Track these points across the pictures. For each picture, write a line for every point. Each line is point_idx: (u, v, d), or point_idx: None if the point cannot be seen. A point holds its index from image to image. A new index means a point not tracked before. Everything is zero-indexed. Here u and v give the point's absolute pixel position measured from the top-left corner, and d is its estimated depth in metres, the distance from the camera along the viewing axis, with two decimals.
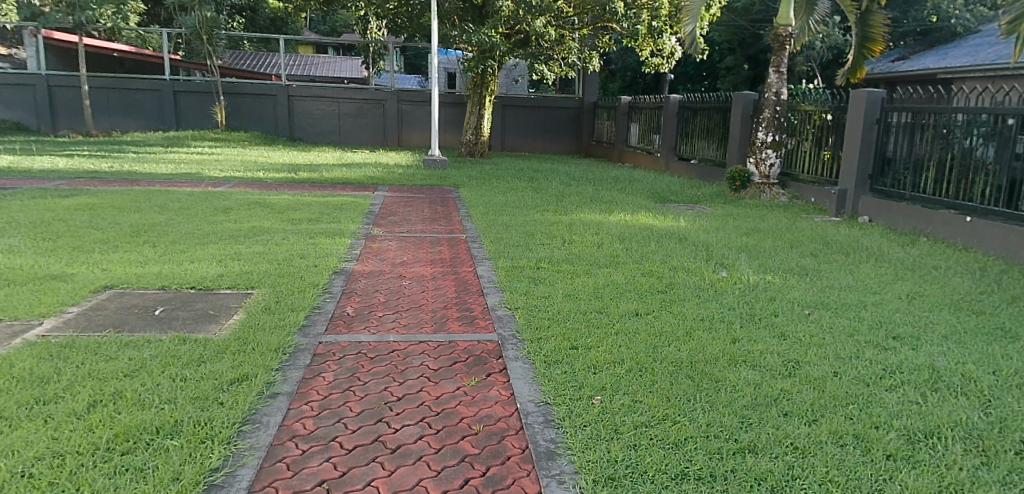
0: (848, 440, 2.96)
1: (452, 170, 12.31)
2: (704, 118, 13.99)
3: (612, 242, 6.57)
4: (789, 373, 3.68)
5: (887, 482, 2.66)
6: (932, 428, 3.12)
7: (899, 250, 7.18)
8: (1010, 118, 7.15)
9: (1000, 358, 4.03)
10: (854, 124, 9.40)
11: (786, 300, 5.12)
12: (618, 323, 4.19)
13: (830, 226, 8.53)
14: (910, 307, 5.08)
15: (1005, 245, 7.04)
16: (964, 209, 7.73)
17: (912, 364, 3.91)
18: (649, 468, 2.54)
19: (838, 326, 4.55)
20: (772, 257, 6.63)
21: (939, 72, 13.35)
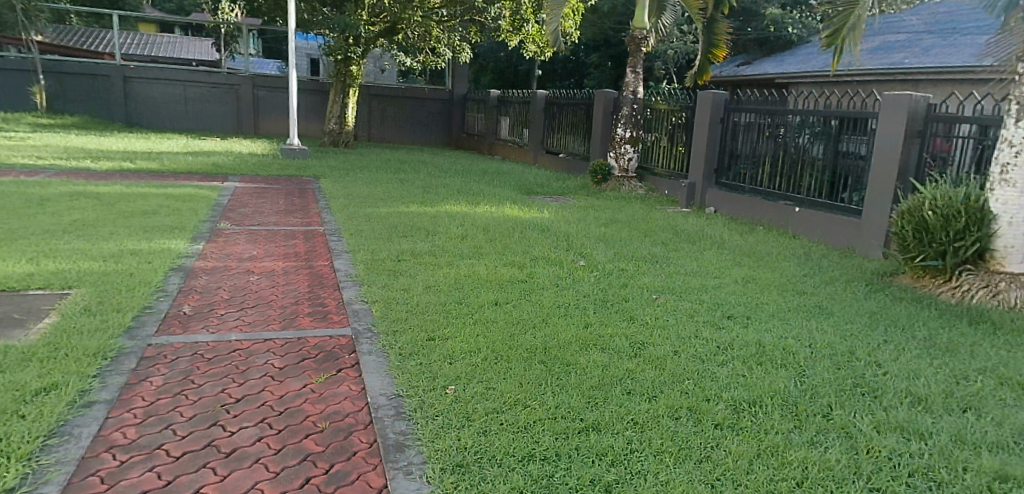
0: (682, 413, 3.20)
1: (312, 160, 11.84)
2: (569, 114, 14.48)
3: (476, 234, 6.63)
4: (634, 353, 3.91)
5: (713, 448, 2.91)
6: (755, 398, 3.45)
7: (737, 238, 7.85)
8: (831, 120, 8.01)
9: (815, 332, 4.54)
10: (702, 122, 10.14)
11: (637, 286, 5.43)
12: (478, 313, 4.24)
13: (680, 217, 9.15)
14: (744, 290, 5.57)
15: (825, 232, 7.92)
16: (793, 200, 8.59)
17: (743, 340, 4.30)
18: (498, 453, 2.61)
19: (681, 309, 4.90)
20: (627, 246, 7.01)
21: (778, 77, 14.65)
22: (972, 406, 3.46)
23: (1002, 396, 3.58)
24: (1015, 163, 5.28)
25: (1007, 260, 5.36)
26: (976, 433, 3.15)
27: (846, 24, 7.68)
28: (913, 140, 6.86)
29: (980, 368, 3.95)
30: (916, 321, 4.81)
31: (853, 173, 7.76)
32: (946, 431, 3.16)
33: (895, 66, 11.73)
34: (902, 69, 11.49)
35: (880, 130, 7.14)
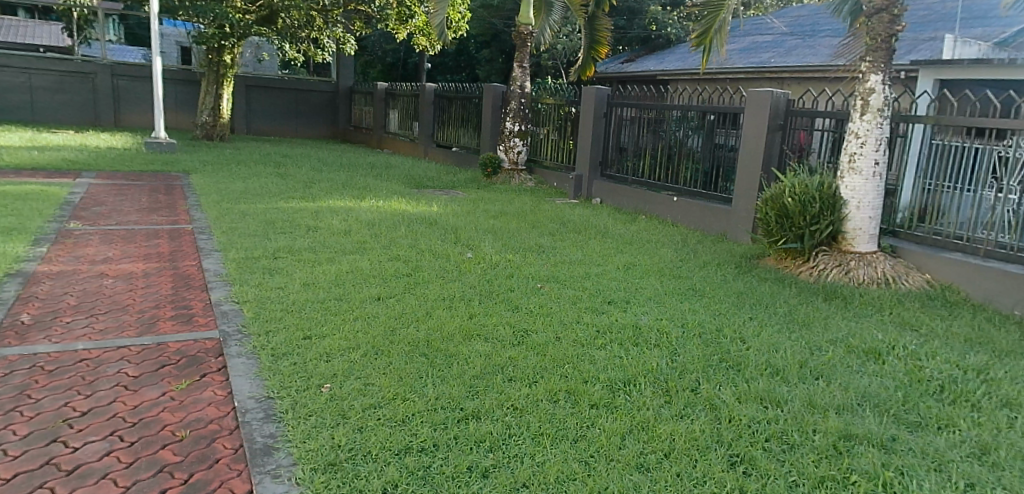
0: (561, 396, 3.29)
1: (182, 154, 11.10)
2: (458, 107, 14.47)
3: (360, 229, 6.47)
4: (517, 342, 3.98)
5: (589, 427, 3.02)
6: (630, 377, 3.60)
7: (620, 227, 8.16)
8: (704, 114, 8.48)
9: (687, 313, 4.80)
10: (587, 116, 10.44)
11: (523, 276, 5.51)
12: (358, 308, 4.15)
13: (567, 208, 9.39)
14: (625, 276, 5.80)
15: (701, 220, 8.38)
16: (672, 190, 9.02)
17: (620, 323, 4.49)
18: (373, 447, 2.58)
19: (564, 296, 5.03)
20: (514, 237, 7.10)
21: (658, 74, 15.33)
22: (823, 374, 3.78)
23: (849, 363, 3.93)
24: (861, 152, 5.84)
25: (856, 241, 5.90)
26: (825, 398, 3.43)
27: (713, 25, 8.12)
28: (776, 133, 7.38)
29: (831, 339, 4.32)
30: (778, 300, 5.19)
31: (725, 164, 8.26)
32: (799, 398, 3.43)
33: (762, 65, 12.60)
34: (768, 68, 12.36)
35: (746, 124, 7.63)
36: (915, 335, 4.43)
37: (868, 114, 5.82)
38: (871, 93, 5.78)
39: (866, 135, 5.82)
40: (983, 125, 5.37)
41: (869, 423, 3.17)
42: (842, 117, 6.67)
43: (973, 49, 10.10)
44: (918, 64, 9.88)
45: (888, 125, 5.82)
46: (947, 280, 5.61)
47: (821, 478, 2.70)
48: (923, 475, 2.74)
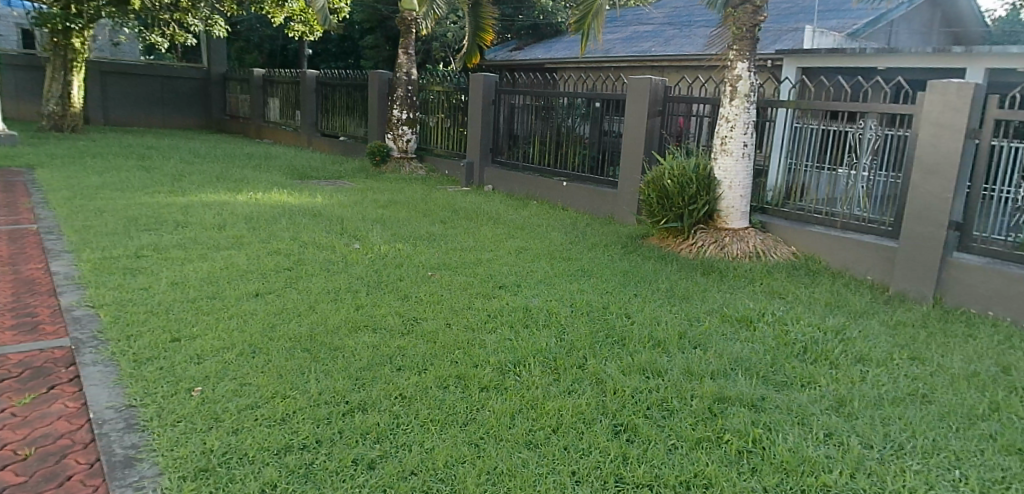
0: (450, 381, 3.27)
1: (27, 148, 10.03)
2: (342, 95, 14.02)
3: (235, 223, 6.12)
4: (406, 330, 3.92)
5: (478, 410, 3.02)
6: (519, 358, 3.63)
7: (511, 212, 8.23)
8: (589, 100, 8.69)
9: (576, 293, 4.90)
10: (475, 103, 10.44)
11: (413, 265, 5.43)
12: (234, 306, 3.92)
13: (458, 195, 9.35)
14: (515, 260, 5.85)
15: (588, 203, 8.58)
16: (561, 175, 9.17)
17: (511, 306, 4.51)
18: (250, 449, 2.48)
19: (455, 283, 4.99)
20: (404, 226, 6.98)
21: (546, 63, 15.54)
22: (700, 343, 3.99)
23: (723, 331, 4.18)
24: (731, 135, 6.22)
25: (730, 218, 6.28)
26: (702, 365, 3.62)
27: (592, 13, 8.32)
28: (655, 118, 7.68)
29: (708, 310, 4.58)
30: (660, 276, 5.41)
31: (611, 149, 8.52)
32: (678, 367, 3.60)
33: (643, 53, 13.07)
34: (648, 57, 12.84)
35: (627, 110, 7.89)
36: (782, 302, 4.78)
37: (736, 100, 6.19)
38: (738, 79, 6.15)
39: (735, 119, 6.20)
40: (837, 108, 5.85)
41: (741, 385, 3.38)
42: (714, 102, 7.06)
43: (828, 40, 10.98)
44: (782, 53, 10.60)
45: (754, 109, 6.22)
46: (810, 251, 6.10)
47: (697, 439, 2.85)
48: (788, 429, 2.96)
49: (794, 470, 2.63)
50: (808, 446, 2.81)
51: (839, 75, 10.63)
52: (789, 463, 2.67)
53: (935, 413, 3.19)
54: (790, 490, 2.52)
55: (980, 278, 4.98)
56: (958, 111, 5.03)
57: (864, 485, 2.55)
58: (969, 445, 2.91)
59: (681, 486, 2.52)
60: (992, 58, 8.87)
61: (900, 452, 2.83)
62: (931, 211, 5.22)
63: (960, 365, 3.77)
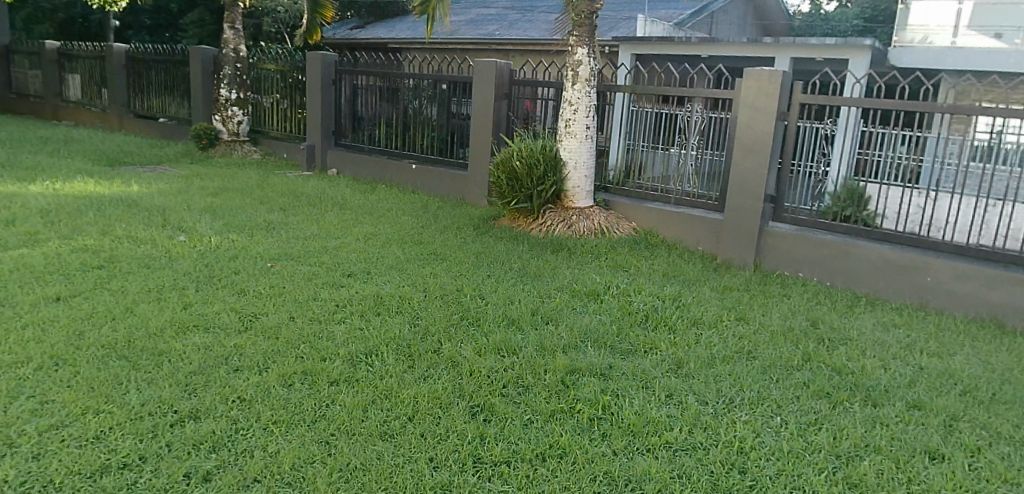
0: (296, 378, 3.07)
1: None
2: (160, 72, 12.71)
3: (28, 218, 5.32)
4: (244, 327, 3.62)
5: (328, 406, 2.86)
6: (371, 348, 3.48)
7: (357, 197, 7.93)
8: (434, 82, 8.56)
9: (428, 277, 4.80)
10: (313, 83, 9.91)
11: (249, 257, 5.04)
12: (28, 315, 3.41)
13: (299, 181, 8.85)
14: (363, 246, 5.63)
15: (438, 185, 8.48)
16: (409, 158, 8.97)
17: (360, 295, 4.32)
18: (56, 475, 2.19)
19: (298, 273, 4.70)
20: (238, 215, 6.46)
21: (390, 43, 15.09)
22: (552, 318, 4.07)
23: (573, 306, 4.30)
24: (575, 118, 6.41)
25: (577, 197, 6.49)
26: (554, 340, 3.70)
27: None
28: (502, 101, 7.72)
29: (559, 286, 4.68)
30: (512, 256, 5.44)
31: (459, 131, 8.46)
32: (531, 344, 3.64)
33: (488, 36, 13.10)
34: (493, 40, 12.90)
35: (474, 92, 7.85)
36: (626, 276, 5.01)
37: (578, 84, 6.38)
38: (579, 64, 6.34)
39: (577, 103, 6.39)
40: (669, 92, 6.23)
41: (590, 356, 3.49)
42: (557, 85, 7.23)
43: (659, 28, 11.66)
44: (618, 40, 11.07)
45: (595, 93, 6.45)
46: (648, 225, 6.45)
47: (551, 412, 2.90)
48: (634, 394, 3.10)
49: (642, 432, 2.76)
50: (653, 408, 2.96)
51: (669, 62, 11.36)
52: (636, 426, 2.80)
53: (759, 367, 3.51)
54: (637, 450, 2.64)
55: (853, 264, 5.31)
56: (770, 96, 5.56)
57: (702, 439, 2.73)
58: (787, 393, 3.23)
59: (538, 458, 2.55)
60: (794, 49, 9.92)
61: (731, 405, 3.07)
62: (751, 186, 5.74)
63: (778, 322, 4.18)
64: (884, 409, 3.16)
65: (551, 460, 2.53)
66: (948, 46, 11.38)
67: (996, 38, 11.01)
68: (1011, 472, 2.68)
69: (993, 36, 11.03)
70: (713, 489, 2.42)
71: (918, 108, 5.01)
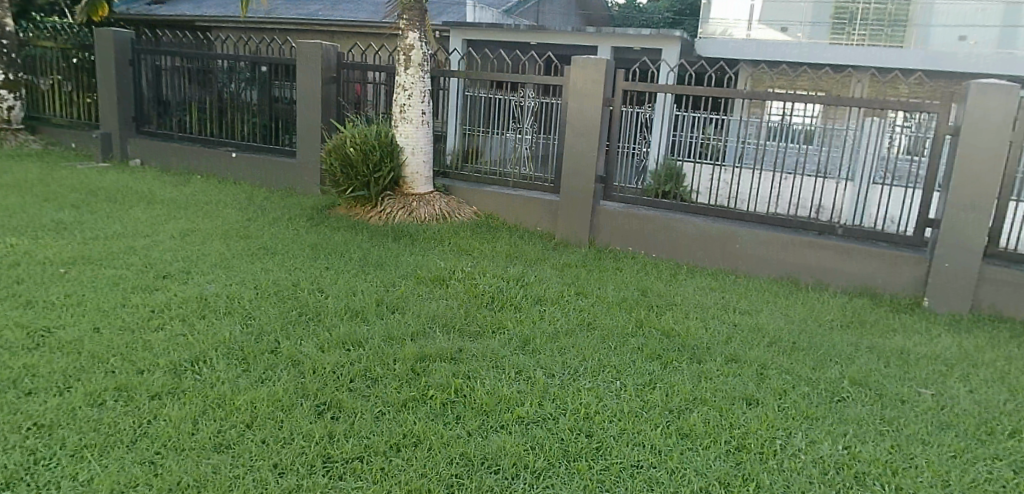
0: (109, 395, 2.71)
1: None
2: None
3: None
4: (35, 345, 3.12)
5: (151, 422, 2.55)
6: (198, 354, 3.16)
7: (171, 190, 7.18)
8: (254, 65, 7.94)
9: (258, 273, 4.45)
10: (106, 64, 8.78)
11: (36, 264, 4.35)
12: None
13: (97, 174, 7.82)
14: (180, 244, 5.10)
15: (263, 175, 7.91)
16: (229, 146, 8.28)
17: (180, 297, 3.90)
18: None
19: (101, 279, 4.14)
20: (18, 216, 5.56)
21: (197, 21, 13.77)
22: (397, 307, 3.95)
23: (419, 293, 4.20)
24: (410, 104, 6.28)
25: (416, 184, 6.38)
26: (401, 328, 3.59)
27: None
28: (331, 85, 7.36)
29: (402, 273, 4.56)
30: (351, 246, 5.22)
31: (284, 117, 7.94)
32: (378, 334, 3.50)
33: (311, 17, 12.44)
34: (317, 21, 12.25)
35: (298, 76, 7.39)
36: (470, 259, 5.01)
37: (411, 69, 6.24)
38: (411, 49, 6.20)
39: (411, 88, 6.26)
40: (502, 78, 6.31)
41: (439, 342, 3.43)
42: (389, 69, 7.02)
43: (487, 14, 11.81)
44: (448, 25, 11.01)
45: (429, 78, 6.36)
46: (489, 209, 6.50)
47: (403, 401, 2.82)
48: (485, 375, 3.11)
49: (494, 410, 2.78)
50: (503, 386, 2.99)
51: (499, 48, 11.50)
52: (489, 405, 2.81)
53: (599, 337, 3.70)
54: (491, 428, 2.65)
55: (677, 239, 5.80)
56: (597, 83, 5.83)
57: (551, 410, 2.81)
58: (624, 358, 3.43)
59: (392, 450, 2.47)
60: (614, 39, 10.50)
61: (576, 375, 3.20)
62: (583, 168, 5.99)
63: (613, 294, 4.42)
64: (708, 365, 3.47)
65: (406, 450, 2.46)
66: (745, 37, 12.73)
67: (782, 31, 12.56)
68: (811, 408, 3.07)
69: (780, 30, 12.56)
70: (565, 456, 2.50)
71: (724, 94, 5.54)
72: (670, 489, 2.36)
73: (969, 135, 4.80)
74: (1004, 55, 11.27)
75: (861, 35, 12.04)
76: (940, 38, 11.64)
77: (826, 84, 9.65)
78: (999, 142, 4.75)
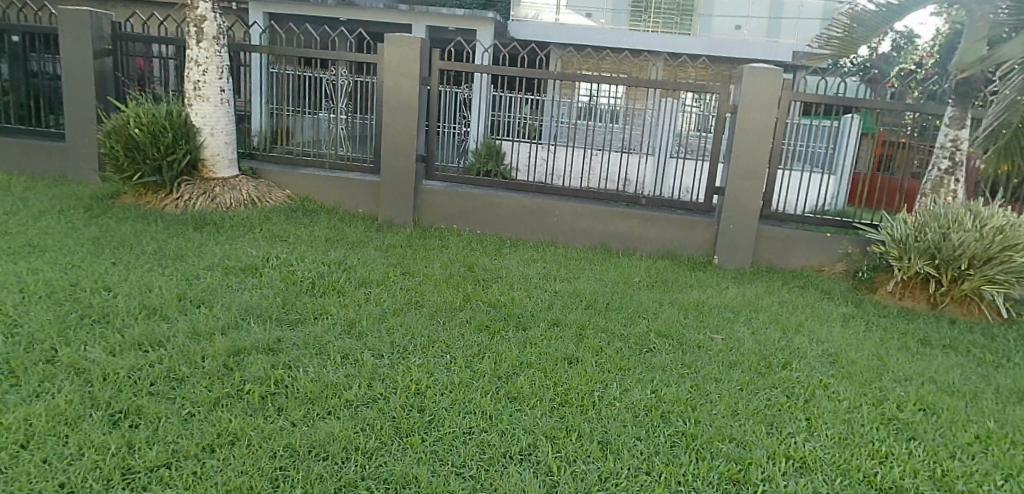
0: None
1: None
2: None
3: None
4: None
5: None
6: None
7: None
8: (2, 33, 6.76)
9: (24, 275, 3.81)
10: None
11: None
12: None
13: None
14: None
15: (22, 161, 6.79)
16: None
17: None
18: None
19: None
20: None
21: None
22: (204, 300, 3.61)
23: (228, 284, 3.87)
24: (205, 80, 5.73)
25: (218, 167, 5.87)
26: (209, 322, 3.28)
27: None
28: (106, 58, 6.50)
29: (207, 264, 4.16)
30: (145, 238, 4.68)
31: (47, 94, 6.88)
32: (182, 331, 3.17)
33: None
34: None
35: (62, 46, 6.41)
36: (285, 245, 4.72)
37: (204, 42, 5.67)
38: (203, 20, 5.63)
39: (206, 62, 5.71)
40: (309, 54, 5.98)
41: (254, 333, 3.19)
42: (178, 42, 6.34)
43: None
44: None
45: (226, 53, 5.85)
46: (306, 192, 6.17)
47: (215, 399, 2.59)
48: (308, 362, 2.95)
49: (319, 397, 2.65)
50: (328, 372, 2.87)
51: (305, 23, 10.93)
52: (313, 393, 2.67)
53: (427, 313, 3.69)
54: (317, 416, 2.53)
55: (497, 216, 5.95)
56: (411, 60, 5.72)
57: (380, 390, 2.75)
58: (453, 332, 3.46)
59: (206, 451, 2.26)
60: (427, 17, 10.48)
61: (405, 353, 3.16)
62: (402, 147, 5.88)
63: (439, 272, 4.43)
64: (531, 331, 3.61)
65: (222, 449, 2.27)
66: (554, 21, 13.32)
67: (587, 17, 13.27)
68: (624, 361, 3.32)
69: (585, 15, 13.26)
70: (397, 433, 2.47)
71: (537, 75, 5.74)
72: (501, 450, 2.43)
73: (745, 112, 5.44)
74: (771, 43, 12.89)
75: (654, 22, 13.18)
76: (720, 27, 13.05)
77: (627, 66, 10.41)
78: (768, 118, 5.44)
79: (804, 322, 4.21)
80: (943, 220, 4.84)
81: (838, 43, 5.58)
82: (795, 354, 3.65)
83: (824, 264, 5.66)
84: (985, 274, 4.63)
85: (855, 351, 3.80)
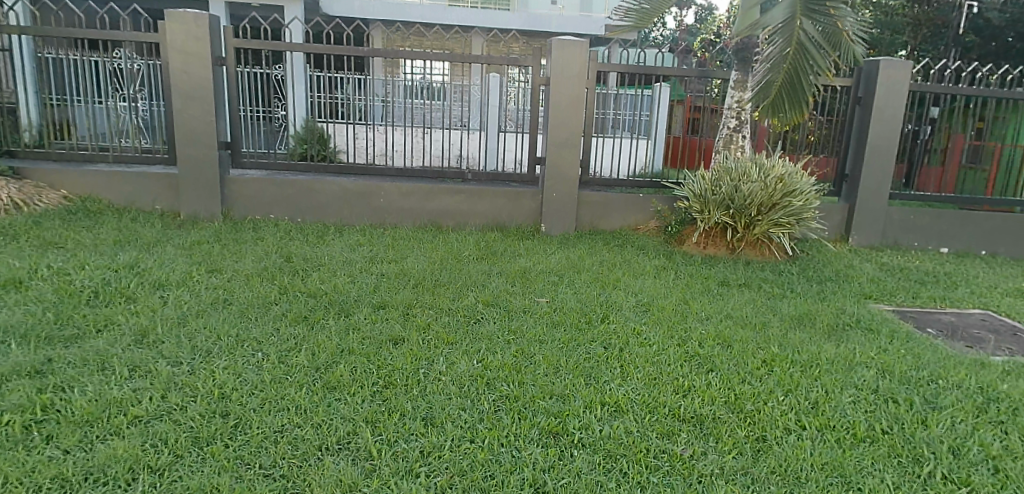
0: None
1: None
2: None
3: None
4: None
5: None
6: None
7: None
8: None
9: None
10: None
11: None
12: None
13: None
14: None
15: None
16: None
17: None
18: None
19: None
20: None
21: None
22: None
23: None
24: None
25: None
26: None
27: None
28: None
29: None
30: None
31: None
32: None
33: None
34: None
35: None
36: (61, 253, 4.14)
37: None
38: None
39: None
40: (76, 35, 5.24)
41: (16, 356, 2.76)
42: None
43: None
44: None
45: None
46: (89, 191, 5.46)
47: None
48: (86, 381, 2.61)
49: (99, 417, 2.36)
50: (112, 388, 2.55)
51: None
52: (92, 414, 2.37)
53: (235, 312, 3.42)
54: (96, 439, 2.25)
55: (317, 204, 5.68)
56: (201, 40, 5.21)
57: (177, 400, 2.50)
58: (266, 328, 3.24)
59: None
60: None
61: (209, 357, 2.91)
62: (200, 134, 5.37)
63: (252, 265, 4.14)
64: (355, 316, 3.49)
65: None
66: None
67: None
68: (451, 336, 3.31)
69: None
70: (195, 443, 2.27)
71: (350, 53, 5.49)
72: (316, 443, 2.32)
73: (557, 84, 5.60)
74: (585, 16, 13.47)
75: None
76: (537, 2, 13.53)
77: (448, 41, 10.30)
78: (576, 88, 5.64)
79: (622, 277, 4.48)
80: (734, 174, 5.35)
81: (636, 15, 5.91)
82: (612, 308, 3.88)
83: (639, 223, 6.04)
84: (771, 218, 5.21)
85: (664, 299, 4.10)
